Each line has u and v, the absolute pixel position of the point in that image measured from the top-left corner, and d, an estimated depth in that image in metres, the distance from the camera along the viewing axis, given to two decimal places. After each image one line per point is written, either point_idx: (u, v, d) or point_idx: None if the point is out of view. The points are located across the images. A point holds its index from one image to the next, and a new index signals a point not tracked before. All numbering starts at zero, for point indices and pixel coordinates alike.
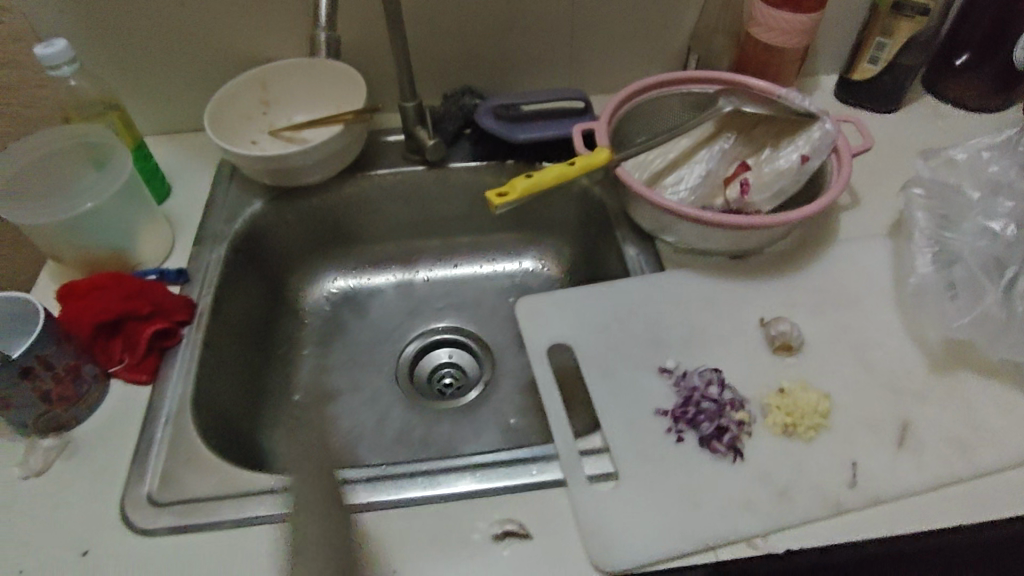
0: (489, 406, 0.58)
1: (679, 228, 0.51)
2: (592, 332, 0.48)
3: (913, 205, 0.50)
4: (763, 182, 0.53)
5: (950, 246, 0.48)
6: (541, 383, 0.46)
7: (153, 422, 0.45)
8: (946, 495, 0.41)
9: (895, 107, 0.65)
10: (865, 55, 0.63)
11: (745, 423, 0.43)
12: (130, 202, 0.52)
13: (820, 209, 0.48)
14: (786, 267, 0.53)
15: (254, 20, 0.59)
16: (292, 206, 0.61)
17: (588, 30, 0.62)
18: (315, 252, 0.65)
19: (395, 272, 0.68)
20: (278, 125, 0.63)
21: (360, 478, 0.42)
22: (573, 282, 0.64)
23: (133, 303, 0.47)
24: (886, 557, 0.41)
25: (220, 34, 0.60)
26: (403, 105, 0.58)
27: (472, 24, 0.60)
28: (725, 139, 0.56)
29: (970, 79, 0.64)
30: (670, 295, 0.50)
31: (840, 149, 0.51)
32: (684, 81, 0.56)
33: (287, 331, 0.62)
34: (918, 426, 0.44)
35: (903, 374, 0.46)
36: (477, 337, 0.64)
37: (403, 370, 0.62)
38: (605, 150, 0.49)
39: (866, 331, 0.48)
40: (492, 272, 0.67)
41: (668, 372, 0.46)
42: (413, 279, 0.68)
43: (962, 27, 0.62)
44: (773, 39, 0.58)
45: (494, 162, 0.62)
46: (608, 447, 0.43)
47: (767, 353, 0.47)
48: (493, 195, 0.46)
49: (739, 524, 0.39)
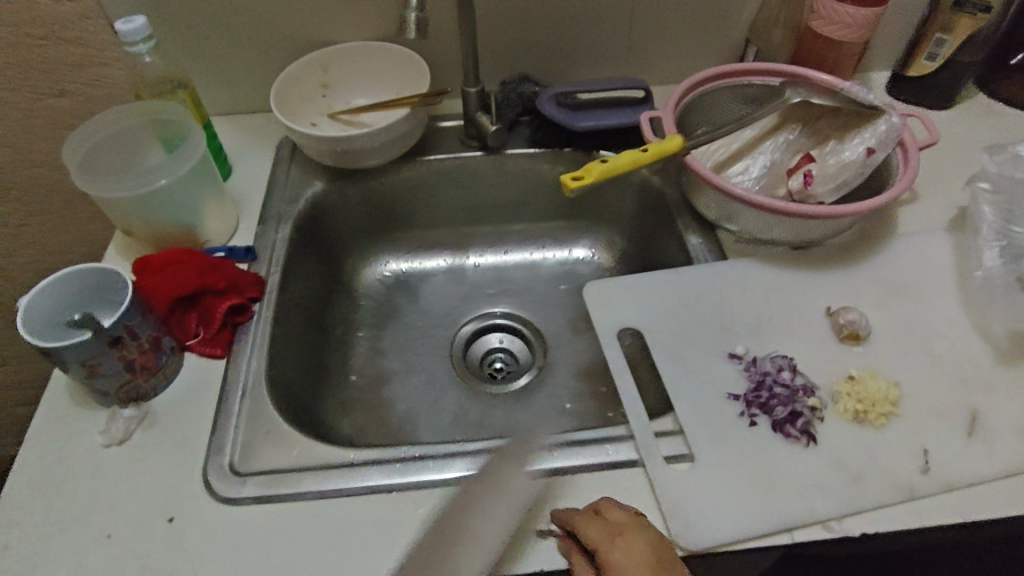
0: (546, 390, 0.59)
1: (744, 216, 0.51)
2: (660, 317, 0.49)
3: (981, 198, 0.51)
4: (828, 173, 0.52)
5: (1017, 240, 0.49)
6: (612, 366, 0.47)
7: (231, 395, 0.46)
8: (1018, 483, 0.42)
9: (948, 104, 0.64)
10: (923, 52, 0.62)
11: (817, 409, 0.44)
12: (202, 180, 0.52)
13: (887, 201, 0.47)
14: (848, 259, 0.53)
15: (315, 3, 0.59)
16: (351, 189, 0.62)
17: (649, 19, 0.62)
18: (370, 235, 0.66)
19: (447, 256, 0.68)
20: (337, 108, 0.64)
21: (438, 454, 0.43)
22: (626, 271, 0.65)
23: (210, 277, 0.48)
24: (952, 540, 0.42)
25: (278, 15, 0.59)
26: (466, 91, 0.59)
27: (534, 12, 0.60)
28: (788, 131, 0.57)
29: None
30: (735, 283, 0.51)
31: (907, 141, 0.50)
32: (746, 73, 0.57)
33: (343, 312, 0.63)
34: (988, 416, 0.44)
35: (971, 364, 0.46)
36: (530, 323, 0.64)
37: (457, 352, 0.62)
38: (678, 138, 0.49)
39: (932, 322, 0.49)
40: (543, 259, 0.68)
41: (738, 358, 0.47)
42: (465, 264, 0.68)
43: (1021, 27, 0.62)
44: (833, 33, 0.57)
45: (552, 150, 0.62)
46: (682, 429, 0.43)
47: (834, 342, 0.48)
48: (567, 178, 0.46)
49: (815, 506, 0.40)
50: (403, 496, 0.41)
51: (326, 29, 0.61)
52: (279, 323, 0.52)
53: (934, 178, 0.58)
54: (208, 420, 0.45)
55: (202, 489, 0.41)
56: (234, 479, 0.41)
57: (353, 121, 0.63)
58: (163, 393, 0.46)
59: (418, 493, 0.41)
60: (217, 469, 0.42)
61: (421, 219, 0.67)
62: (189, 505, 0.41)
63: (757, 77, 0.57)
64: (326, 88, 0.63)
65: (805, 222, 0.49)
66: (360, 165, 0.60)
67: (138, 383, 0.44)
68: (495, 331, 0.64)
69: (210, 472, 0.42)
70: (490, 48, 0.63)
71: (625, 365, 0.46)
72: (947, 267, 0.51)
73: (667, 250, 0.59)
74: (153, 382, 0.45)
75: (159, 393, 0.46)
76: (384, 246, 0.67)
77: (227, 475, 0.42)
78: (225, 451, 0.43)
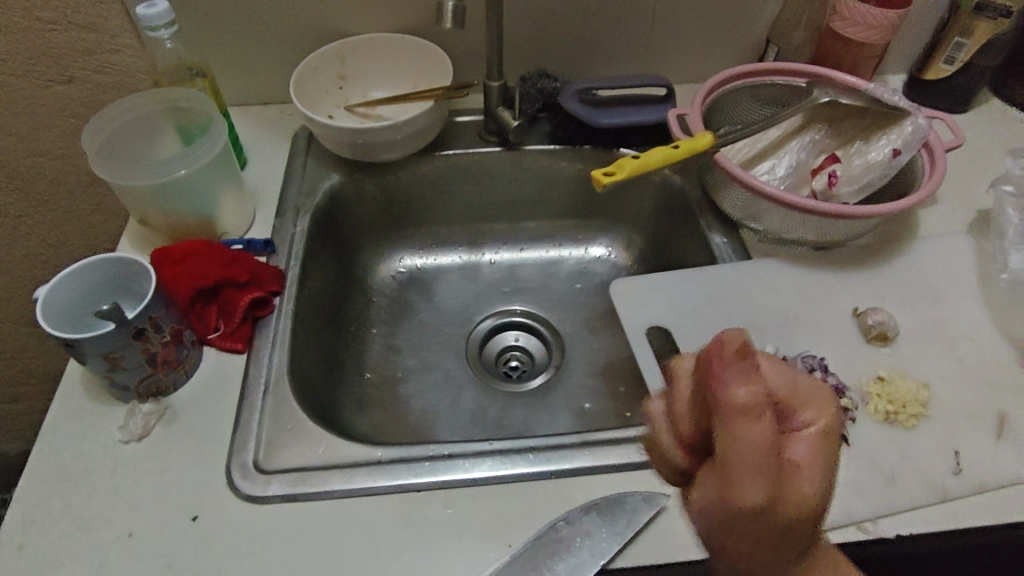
0: (565, 389, 0.58)
1: (769, 216, 0.51)
2: (689, 316, 0.49)
3: (1004, 203, 0.52)
4: (852, 174, 0.52)
5: None
6: (642, 364, 0.46)
7: (253, 390, 0.45)
8: None
9: (963, 108, 0.64)
10: (941, 55, 0.61)
11: (849, 409, 0.44)
12: (222, 171, 0.51)
13: (911, 204, 0.47)
14: (873, 261, 0.52)
15: None
16: (368, 183, 0.61)
17: (671, 17, 0.62)
18: (385, 230, 0.65)
19: (462, 253, 0.67)
20: (353, 101, 0.63)
21: (468, 452, 0.42)
22: (643, 270, 0.64)
23: (233, 270, 0.47)
24: (983, 541, 0.42)
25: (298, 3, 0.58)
26: (488, 84, 0.58)
27: (557, 6, 0.60)
28: (813, 131, 0.56)
29: None
30: (762, 283, 0.51)
31: (932, 144, 0.51)
32: (772, 72, 0.57)
33: (358, 308, 0.62)
34: (1016, 418, 0.44)
35: (998, 367, 0.46)
36: (546, 321, 0.64)
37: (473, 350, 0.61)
38: (709, 136, 0.49)
39: (959, 323, 0.49)
40: (559, 257, 0.67)
41: (768, 357, 0.46)
42: (480, 262, 0.67)
43: None
44: (853, 33, 0.57)
45: (572, 147, 0.62)
46: None
47: (862, 342, 0.47)
48: (600, 174, 0.46)
49: (850, 508, 0.40)
50: (434, 495, 0.40)
51: (345, 20, 0.60)
52: (299, 318, 0.51)
53: (955, 180, 0.58)
54: (231, 416, 0.44)
55: (226, 486, 0.40)
56: (259, 477, 0.41)
57: (370, 114, 0.63)
58: (183, 388, 0.45)
59: (448, 492, 0.40)
60: (242, 466, 0.41)
61: (437, 214, 0.66)
62: (213, 503, 0.40)
63: (781, 76, 0.57)
64: (343, 80, 0.62)
65: (833, 222, 0.49)
66: (381, 158, 0.59)
67: (159, 377, 0.43)
68: (512, 330, 0.64)
69: (234, 469, 0.41)
70: (510, 42, 0.62)
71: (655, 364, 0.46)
72: (972, 269, 0.51)
73: (688, 249, 0.58)
74: (174, 376, 0.44)
75: (179, 388, 0.45)
76: (399, 241, 0.66)
77: (251, 472, 0.41)
78: (249, 448, 0.42)
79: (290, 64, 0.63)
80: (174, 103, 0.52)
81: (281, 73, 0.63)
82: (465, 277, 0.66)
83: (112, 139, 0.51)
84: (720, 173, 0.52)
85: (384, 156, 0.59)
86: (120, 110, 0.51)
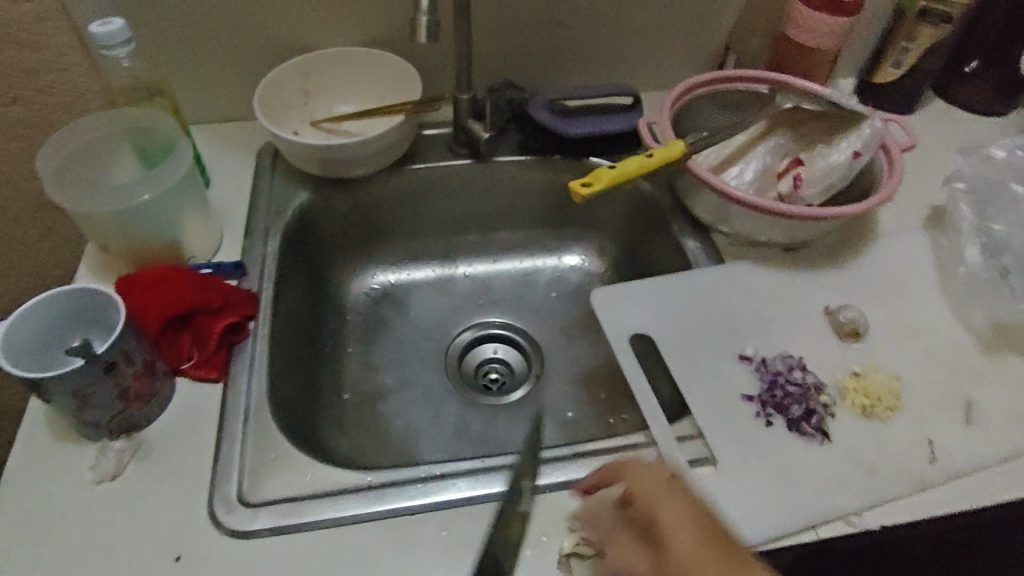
0: (546, 399, 0.58)
1: (741, 219, 0.52)
2: (669, 321, 0.49)
3: (958, 198, 0.54)
4: (816, 176, 0.55)
5: (995, 238, 0.53)
6: (626, 371, 0.46)
7: (231, 419, 0.43)
8: (1014, 466, 0.44)
9: (911, 108, 0.66)
10: (889, 59, 0.63)
11: (828, 406, 0.45)
12: (186, 194, 0.49)
13: (874, 204, 0.49)
14: (841, 257, 0.54)
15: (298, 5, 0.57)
16: (337, 199, 0.60)
17: (635, 27, 0.62)
18: (356, 246, 0.64)
19: (435, 266, 0.66)
20: (318, 117, 0.61)
21: (460, 471, 0.41)
22: (616, 276, 0.65)
23: (204, 296, 0.46)
24: (958, 525, 0.43)
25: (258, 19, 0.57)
26: (458, 97, 0.57)
27: (522, 18, 0.60)
28: (777, 136, 0.59)
29: (980, 82, 0.66)
30: (737, 285, 0.51)
31: (890, 146, 0.52)
32: (735, 78, 0.58)
33: (331, 327, 0.60)
34: (982, 404, 0.46)
35: (961, 355, 0.48)
36: (523, 331, 0.63)
37: (451, 364, 0.61)
38: (680, 143, 0.50)
39: (923, 315, 0.51)
40: (533, 267, 0.67)
41: (749, 359, 0.47)
42: (453, 275, 0.66)
43: (972, 35, 0.65)
44: (810, 41, 0.59)
45: (542, 158, 0.62)
46: (702, 433, 0.44)
47: (835, 338, 0.49)
48: (579, 185, 0.47)
49: (836, 501, 0.41)
50: (428, 517, 0.40)
51: (306, 34, 0.59)
52: (274, 342, 0.49)
53: (910, 178, 0.61)
54: (209, 448, 0.42)
55: (209, 522, 0.39)
56: (244, 510, 0.39)
57: (336, 130, 0.61)
58: (156, 421, 0.43)
59: (441, 514, 0.40)
60: (225, 499, 0.39)
61: (408, 228, 0.65)
62: (197, 540, 0.38)
63: (743, 84, 0.58)
64: (307, 95, 0.61)
65: (803, 224, 0.51)
66: (347, 174, 0.58)
67: (131, 412, 0.41)
68: (488, 343, 0.63)
69: (217, 504, 0.39)
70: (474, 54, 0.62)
71: (640, 371, 0.46)
72: (933, 263, 0.53)
73: (661, 254, 0.59)
74: (146, 410, 0.42)
75: (152, 422, 0.43)
76: (370, 258, 0.65)
77: (236, 505, 0.39)
78: (232, 480, 0.40)
79: (251, 80, 0.61)
80: (135, 123, 0.51)
81: (241, 91, 0.61)
82: (438, 291, 0.66)
83: (71, 164, 0.49)
84: (691, 178, 0.53)
85: (353, 173, 0.58)
86: (78, 133, 0.49)
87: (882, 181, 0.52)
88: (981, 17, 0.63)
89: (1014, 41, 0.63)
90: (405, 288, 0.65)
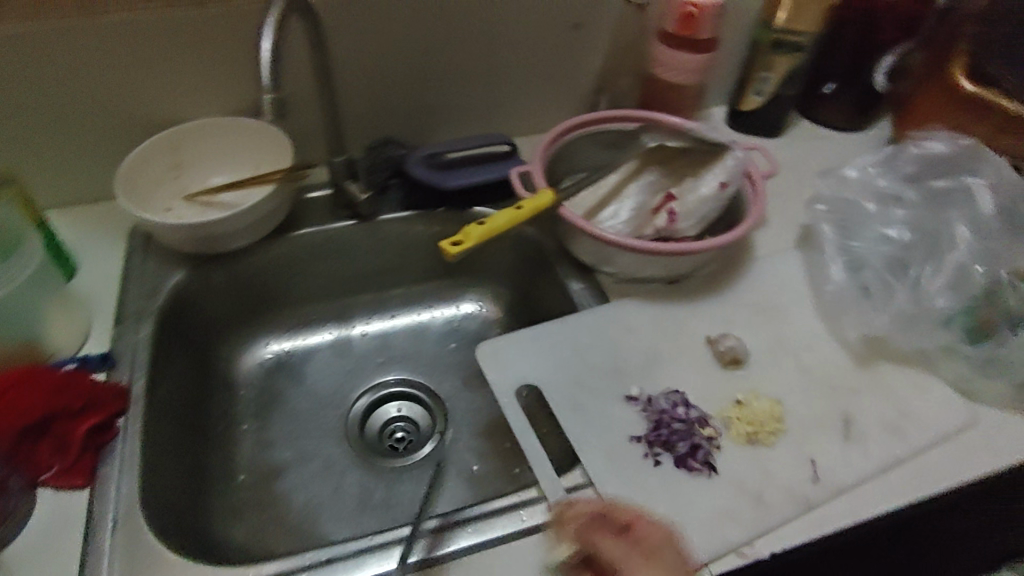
0: (450, 455, 0.57)
1: (619, 259, 0.53)
2: (556, 369, 0.49)
3: (820, 219, 0.57)
4: (689, 210, 0.55)
5: (858, 254, 0.55)
6: (514, 426, 0.46)
7: (99, 529, 0.41)
8: (894, 475, 0.45)
9: (776, 133, 0.70)
10: (750, 88, 0.67)
11: (713, 438, 0.46)
12: (42, 289, 0.47)
13: (742, 233, 0.51)
14: (718, 286, 0.56)
15: (156, 81, 0.55)
16: (216, 273, 0.58)
17: (508, 77, 0.63)
18: (244, 318, 0.62)
19: (331, 329, 0.65)
20: (192, 190, 0.60)
21: (347, 554, 0.40)
22: (514, 321, 0.65)
23: (65, 397, 0.43)
24: (847, 540, 0.45)
25: (115, 98, 0.55)
26: (332, 159, 0.57)
27: (393, 76, 0.60)
28: (648, 173, 0.59)
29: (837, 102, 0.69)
30: (622, 324, 0.52)
31: (754, 174, 0.56)
32: (604, 119, 0.59)
33: (221, 407, 0.58)
34: (859, 417, 0.48)
35: (836, 371, 0.50)
36: (425, 387, 0.63)
37: (353, 429, 0.59)
38: (549, 192, 0.52)
39: (799, 335, 0.53)
40: (431, 318, 0.67)
41: (635, 399, 0.48)
42: (351, 336, 0.65)
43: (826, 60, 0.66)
44: (675, 77, 0.62)
45: (426, 212, 0.62)
46: (591, 481, 0.44)
47: (718, 368, 0.50)
48: (449, 245, 0.47)
49: (725, 535, 0.41)
50: None
51: (168, 108, 0.57)
52: (150, 435, 0.47)
53: (779, 201, 0.63)
54: (76, 564, 0.39)
55: None
56: None
57: (210, 203, 0.59)
58: (15, 542, 0.40)
59: None
60: None
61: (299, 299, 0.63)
62: None
63: (612, 123, 0.59)
64: (178, 168, 0.59)
65: (679, 259, 0.52)
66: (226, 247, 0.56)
67: None
68: (392, 404, 0.62)
69: None
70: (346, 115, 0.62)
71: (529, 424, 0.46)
72: (805, 283, 0.56)
73: (551, 298, 0.59)
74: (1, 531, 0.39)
75: (10, 543, 0.40)
76: (261, 328, 0.63)
77: None
78: None
79: (115, 159, 0.59)
80: None
81: (106, 171, 0.59)
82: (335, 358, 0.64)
83: None
84: (567, 224, 0.54)
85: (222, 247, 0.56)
86: None
87: (750, 208, 0.55)
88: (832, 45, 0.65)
89: (863, 66, 0.65)
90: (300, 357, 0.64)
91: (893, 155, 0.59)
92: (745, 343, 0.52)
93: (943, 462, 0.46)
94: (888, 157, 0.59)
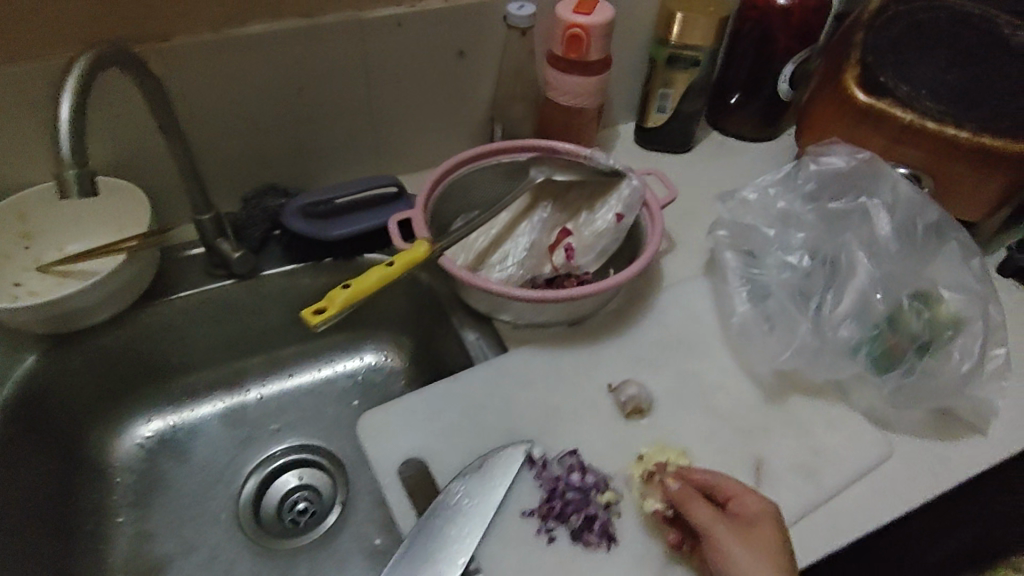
0: (350, 528, 0.54)
1: (510, 306, 0.49)
2: (445, 437, 0.45)
3: (722, 246, 0.54)
4: (586, 245, 0.55)
5: (760, 280, 0.52)
6: (396, 509, 0.42)
7: None
8: (807, 525, 0.43)
9: (689, 146, 0.69)
10: (653, 105, 0.65)
11: (612, 504, 0.43)
12: None
13: (639, 270, 0.48)
14: (620, 325, 0.52)
15: None
16: (74, 356, 0.52)
17: (388, 112, 0.59)
18: (117, 395, 0.56)
19: (221, 396, 0.60)
20: (46, 259, 0.54)
21: None
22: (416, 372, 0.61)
23: None
24: None
25: None
26: (199, 219, 0.52)
27: (258, 120, 0.55)
28: (541, 209, 0.57)
29: (745, 113, 0.69)
30: (518, 378, 0.48)
31: (650, 202, 0.52)
32: (491, 153, 0.54)
33: (93, 500, 0.53)
34: (770, 462, 0.45)
35: (744, 412, 0.48)
36: (325, 452, 0.58)
37: (241, 509, 0.55)
38: (424, 244, 0.47)
39: (707, 374, 0.50)
40: (332, 373, 0.62)
41: (531, 465, 0.44)
42: (244, 401, 0.60)
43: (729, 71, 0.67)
44: (568, 101, 0.58)
45: (311, 264, 0.57)
46: (480, 567, 0.40)
47: (620, 419, 0.47)
48: (309, 313, 0.43)
49: None
50: None
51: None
52: None
53: (683, 226, 0.61)
54: None
55: None
56: None
57: (66, 275, 0.53)
58: None
59: None
60: None
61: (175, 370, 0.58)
62: None
63: (501, 155, 0.54)
64: (27, 238, 0.53)
65: (575, 301, 0.48)
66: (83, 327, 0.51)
67: None
68: (283, 477, 0.57)
69: None
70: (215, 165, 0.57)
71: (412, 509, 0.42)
72: (713, 315, 0.53)
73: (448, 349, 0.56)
74: None
75: None
76: (140, 403, 0.58)
77: None
78: None
79: None
80: None
81: None
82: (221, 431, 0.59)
83: None
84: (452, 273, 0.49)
85: (76, 327, 0.50)
86: None
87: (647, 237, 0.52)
88: (732, 53, 0.65)
89: (764, 74, 0.65)
90: (182, 433, 0.58)
91: (793, 173, 0.55)
92: (650, 388, 0.48)
93: (857, 505, 0.44)
94: (787, 176, 0.55)
